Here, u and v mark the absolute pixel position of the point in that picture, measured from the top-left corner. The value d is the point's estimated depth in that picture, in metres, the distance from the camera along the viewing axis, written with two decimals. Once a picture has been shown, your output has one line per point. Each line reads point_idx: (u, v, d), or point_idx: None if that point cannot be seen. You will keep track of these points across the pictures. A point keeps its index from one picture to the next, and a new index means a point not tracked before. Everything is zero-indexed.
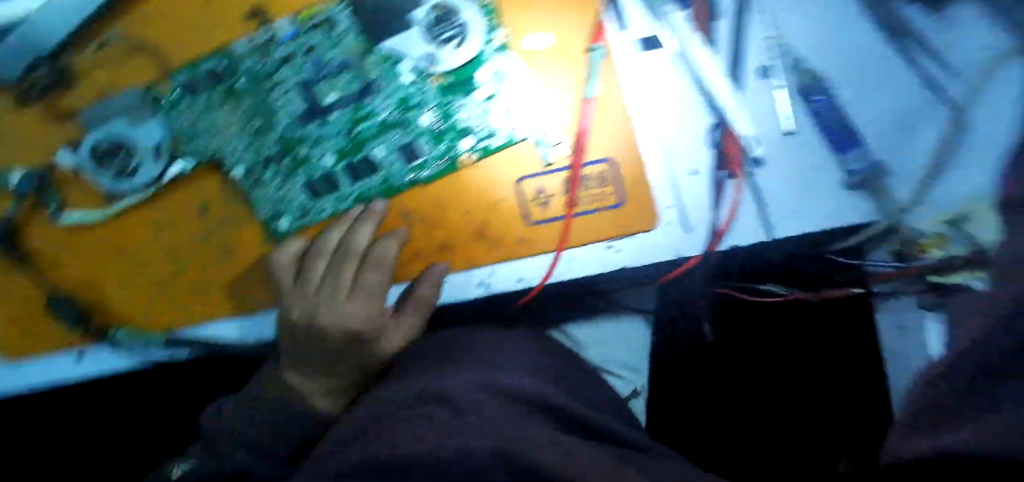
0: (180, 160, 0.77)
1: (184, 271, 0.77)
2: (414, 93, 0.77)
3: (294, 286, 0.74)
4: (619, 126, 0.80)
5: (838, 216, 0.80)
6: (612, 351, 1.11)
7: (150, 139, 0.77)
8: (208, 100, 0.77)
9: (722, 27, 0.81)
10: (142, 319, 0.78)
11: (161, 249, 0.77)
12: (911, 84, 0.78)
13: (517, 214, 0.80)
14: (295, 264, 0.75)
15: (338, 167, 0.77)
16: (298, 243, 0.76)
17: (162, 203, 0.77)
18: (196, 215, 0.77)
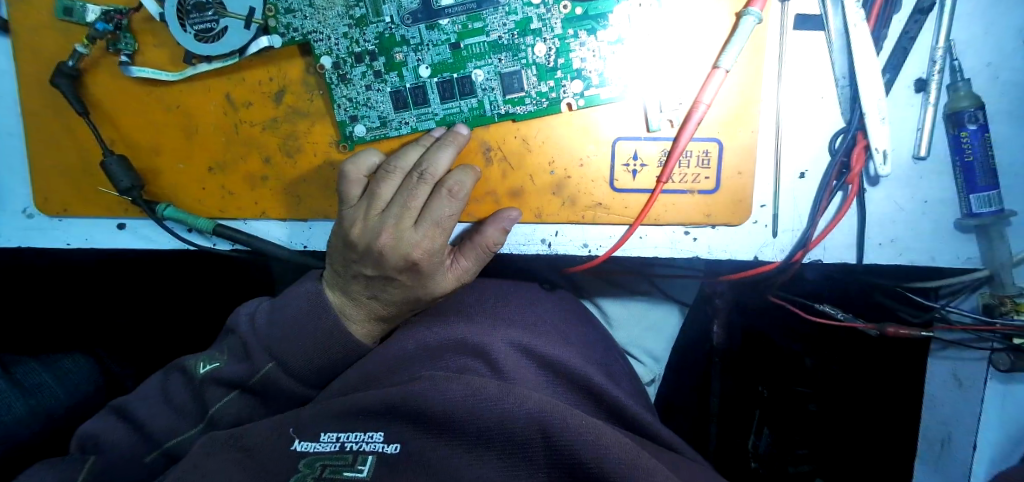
0: (268, 35, 0.69)
1: (245, 158, 0.72)
2: (536, 18, 0.67)
3: (360, 200, 0.66)
4: (739, 106, 0.73)
5: (939, 260, 0.75)
6: (640, 337, 0.98)
7: (241, 2, 0.68)
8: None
9: (895, 23, 0.70)
10: (192, 199, 0.74)
11: (227, 129, 0.72)
12: None
13: (602, 176, 0.73)
14: (365, 179, 0.67)
15: (430, 81, 0.68)
16: (373, 157, 0.68)
17: (238, 78, 0.71)
18: (269, 101, 0.71)
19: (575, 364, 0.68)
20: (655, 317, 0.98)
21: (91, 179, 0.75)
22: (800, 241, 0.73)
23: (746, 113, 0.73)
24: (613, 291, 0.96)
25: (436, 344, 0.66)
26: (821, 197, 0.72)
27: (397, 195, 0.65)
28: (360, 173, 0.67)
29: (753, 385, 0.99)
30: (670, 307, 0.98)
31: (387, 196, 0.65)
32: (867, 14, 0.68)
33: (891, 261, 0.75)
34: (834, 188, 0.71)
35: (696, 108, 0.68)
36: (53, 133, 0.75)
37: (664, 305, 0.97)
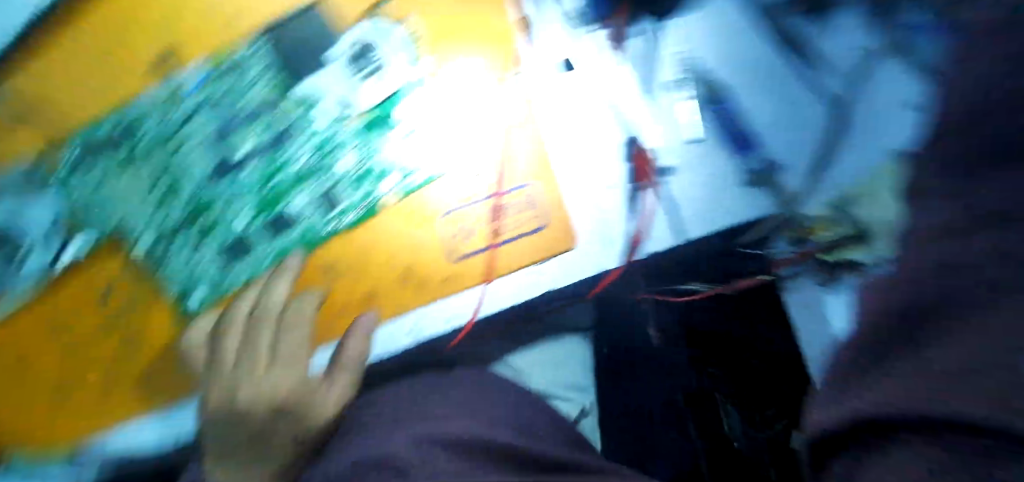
0: (77, 239, 0.72)
1: (88, 365, 0.73)
2: (332, 137, 0.75)
3: (208, 369, 0.71)
4: (534, 150, 0.82)
5: (747, 213, 0.84)
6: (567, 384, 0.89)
7: (41, 219, 0.72)
8: (103, 169, 0.72)
9: (636, 45, 0.84)
10: (42, 434, 0.73)
11: (59, 348, 0.73)
12: (807, 90, 0.84)
13: (440, 253, 0.80)
14: (208, 344, 0.72)
15: (253, 227, 0.73)
16: (210, 322, 0.73)
17: (57, 296, 0.72)
18: (96, 302, 0.72)
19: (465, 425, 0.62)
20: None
21: None
22: (628, 241, 0.84)
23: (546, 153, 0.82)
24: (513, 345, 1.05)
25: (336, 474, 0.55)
26: (631, 202, 0.83)
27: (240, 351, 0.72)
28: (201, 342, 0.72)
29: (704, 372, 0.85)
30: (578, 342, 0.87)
31: (231, 355, 0.71)
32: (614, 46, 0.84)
33: (708, 232, 0.84)
34: (636, 191, 0.83)
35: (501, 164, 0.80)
36: None
37: None
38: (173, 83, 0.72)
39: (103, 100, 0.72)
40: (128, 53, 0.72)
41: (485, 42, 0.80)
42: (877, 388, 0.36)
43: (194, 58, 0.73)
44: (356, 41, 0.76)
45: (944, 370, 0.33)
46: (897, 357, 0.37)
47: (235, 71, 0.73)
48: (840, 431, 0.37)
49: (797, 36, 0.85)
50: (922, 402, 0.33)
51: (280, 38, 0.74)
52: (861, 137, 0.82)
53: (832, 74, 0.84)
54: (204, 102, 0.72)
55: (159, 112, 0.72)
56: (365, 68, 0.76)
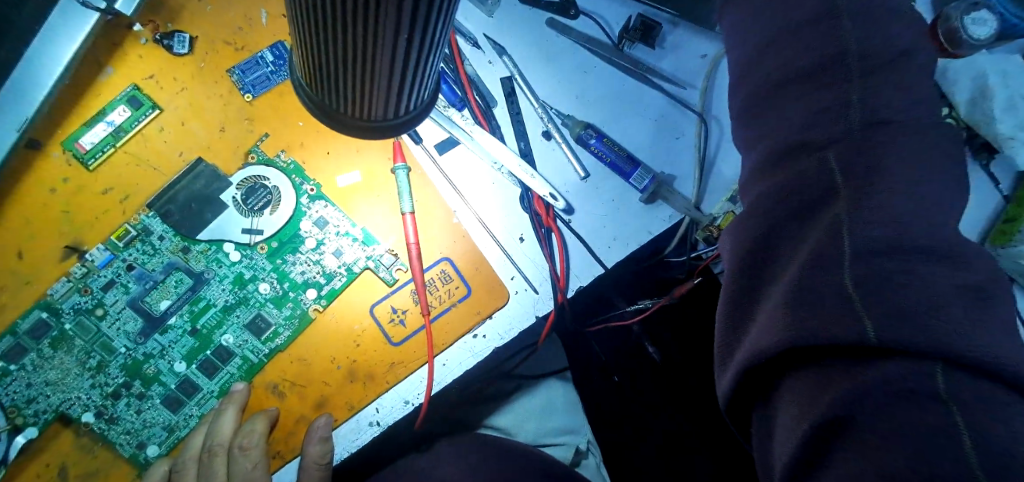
0: (23, 429, 0.75)
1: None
2: (246, 268, 0.82)
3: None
4: (445, 226, 0.89)
5: (655, 229, 0.92)
6: (546, 426, 1.00)
7: None
8: (35, 358, 0.76)
9: (499, 111, 0.94)
10: None
11: None
12: (666, 103, 0.94)
13: (380, 341, 0.84)
14: None
15: (191, 369, 0.78)
16: (163, 467, 0.74)
17: None
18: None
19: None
20: (543, 398, 1.01)
21: None
22: (552, 283, 0.89)
23: (448, 227, 0.89)
24: (493, 406, 1.01)
25: None
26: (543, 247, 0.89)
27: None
28: None
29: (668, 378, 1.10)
30: (550, 380, 1.02)
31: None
32: (475, 118, 0.92)
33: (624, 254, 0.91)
34: (544, 234, 0.89)
35: (411, 247, 0.85)
36: None
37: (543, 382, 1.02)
38: (85, 264, 0.79)
39: (28, 294, 0.78)
40: (42, 248, 0.80)
41: (358, 147, 0.87)
42: (751, 337, 0.52)
43: (102, 237, 0.81)
44: (243, 180, 0.83)
45: (750, 323, 0.56)
46: (738, 318, 0.57)
47: (142, 237, 0.80)
48: (745, 379, 0.53)
49: (640, 60, 0.95)
50: (756, 348, 0.51)
51: (177, 196, 0.82)
52: (715, 138, 0.94)
53: (680, 86, 0.95)
54: (118, 274, 0.79)
55: (77, 293, 0.78)
56: (255, 205, 0.83)
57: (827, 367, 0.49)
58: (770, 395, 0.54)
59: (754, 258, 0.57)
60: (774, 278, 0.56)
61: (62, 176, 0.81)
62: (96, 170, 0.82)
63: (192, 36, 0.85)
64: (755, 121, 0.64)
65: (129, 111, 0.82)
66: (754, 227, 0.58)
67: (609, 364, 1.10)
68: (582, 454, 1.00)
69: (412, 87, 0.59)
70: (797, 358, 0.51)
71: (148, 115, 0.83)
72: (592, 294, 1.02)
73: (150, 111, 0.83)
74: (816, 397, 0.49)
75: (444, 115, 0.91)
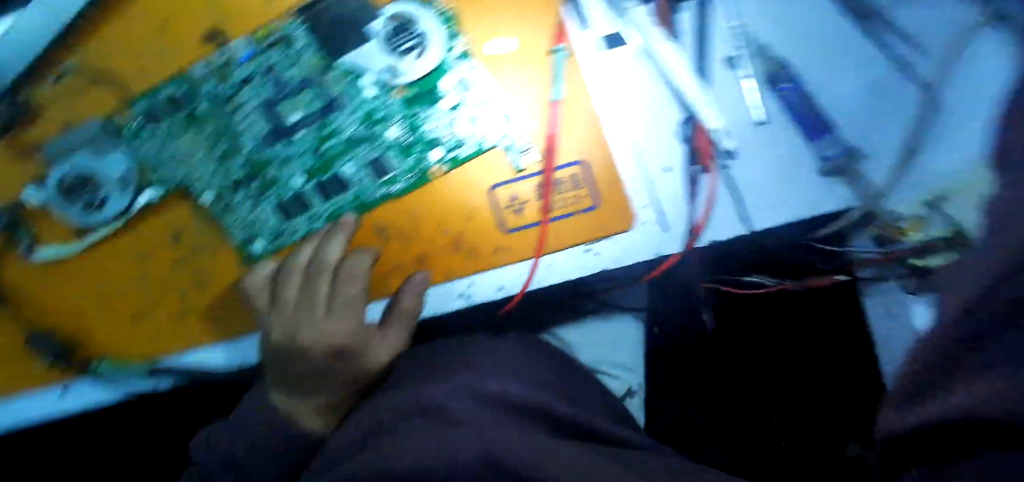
0: (147, 189, 0.76)
1: (159, 304, 0.76)
2: (379, 107, 0.76)
3: (269, 307, 0.73)
4: (587, 131, 0.79)
5: (822, 208, 0.78)
6: (607, 354, 1.06)
7: (115, 169, 0.76)
8: (171, 127, 0.77)
9: (684, 19, 0.79)
10: (120, 352, 0.76)
11: (137, 282, 0.76)
12: (881, 65, 0.74)
13: (492, 223, 0.80)
14: (268, 286, 0.73)
15: (308, 187, 0.76)
16: (270, 266, 0.75)
17: (130, 236, 0.76)
18: (168, 245, 0.76)
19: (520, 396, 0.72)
20: (613, 330, 1.06)
21: (20, 362, 0.77)
22: (687, 227, 0.80)
23: (592, 131, 0.79)
24: (567, 318, 1.05)
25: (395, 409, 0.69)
26: (690, 186, 0.79)
27: (302, 293, 0.72)
28: (261, 284, 0.73)
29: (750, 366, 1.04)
30: (623, 316, 1.06)
31: (293, 296, 0.72)
32: (655, 21, 0.78)
33: (779, 222, 0.79)
34: (694, 173, 0.78)
35: (553, 138, 0.77)
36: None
37: (616, 315, 1.05)
38: (226, 53, 0.76)
39: (171, 64, 0.77)
40: (186, 23, 0.77)
41: (521, 15, 0.78)
42: (952, 396, 0.42)
43: (245, 30, 0.77)
44: (393, 16, 0.76)
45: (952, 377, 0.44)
46: (911, 394, 0.48)
47: (283, 44, 0.76)
48: (924, 431, 0.45)
49: (875, 5, 0.76)
50: (958, 403, 0.41)
51: (321, 14, 0.76)
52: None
53: (908, 43, 0.72)
54: (256, 72, 0.76)
55: (214, 79, 0.76)
56: (399, 46, 0.76)
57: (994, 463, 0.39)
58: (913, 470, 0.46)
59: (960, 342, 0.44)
60: (957, 382, 0.43)
61: None
62: None
63: None
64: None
65: None
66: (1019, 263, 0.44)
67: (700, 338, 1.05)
68: (633, 394, 1.06)
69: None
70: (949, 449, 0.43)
71: None
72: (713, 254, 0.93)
73: None
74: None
75: (622, 11, 0.78)
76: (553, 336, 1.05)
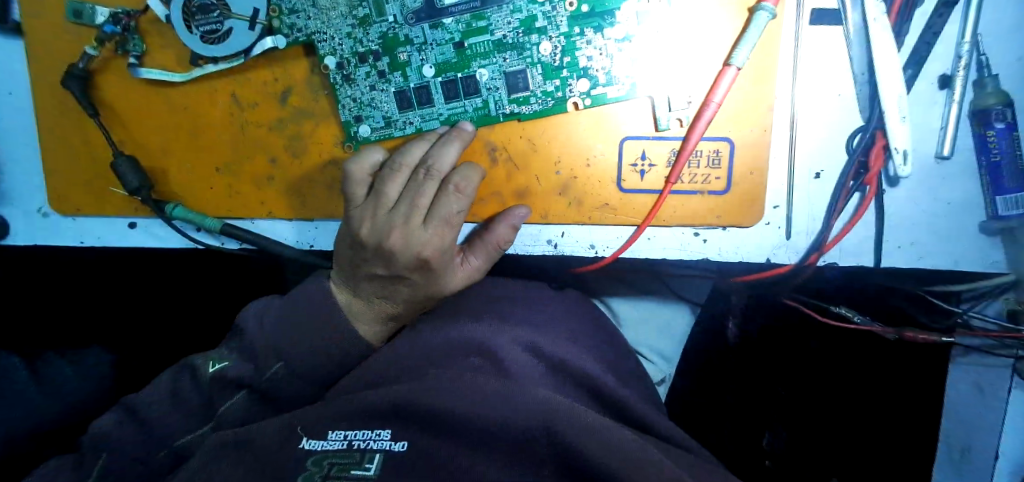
0: (274, 35, 0.68)
1: (250, 159, 0.72)
2: (541, 15, 0.66)
3: (367, 200, 0.66)
4: (753, 109, 0.70)
5: (963, 265, 0.71)
6: (650, 337, 0.97)
7: (246, 3, 0.67)
8: None
9: (919, 15, 0.67)
10: (198, 198, 0.74)
11: (233, 131, 0.71)
12: None
13: (609, 177, 0.72)
14: (370, 178, 0.67)
15: (435, 81, 0.68)
16: (376, 155, 0.68)
17: (238, 79, 0.70)
18: (273, 101, 0.70)
19: (585, 363, 0.69)
20: (665, 315, 0.96)
21: (102, 179, 0.75)
22: (815, 243, 0.71)
23: (759, 113, 0.70)
24: (623, 290, 0.96)
25: (463, 346, 0.65)
26: (837, 200, 0.70)
27: (404, 195, 0.65)
28: (364, 173, 0.66)
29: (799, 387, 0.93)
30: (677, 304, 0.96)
31: (394, 195, 0.65)
32: (888, 8, 0.65)
33: (911, 265, 0.72)
34: (850, 189, 0.69)
35: (707, 106, 0.66)
36: (70, 152, 0.75)
37: (671, 301, 0.95)
38: None
39: None
40: None
41: None
42: None
43: None
44: None
45: None
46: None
47: None
48: None
49: None
50: None
51: None
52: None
53: None
54: None
55: None
56: None
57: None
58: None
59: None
60: None
61: None
62: None
63: None
64: None
65: None
66: None
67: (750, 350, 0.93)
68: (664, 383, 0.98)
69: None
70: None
71: None
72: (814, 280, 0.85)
73: None
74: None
75: None
76: (602, 304, 0.97)
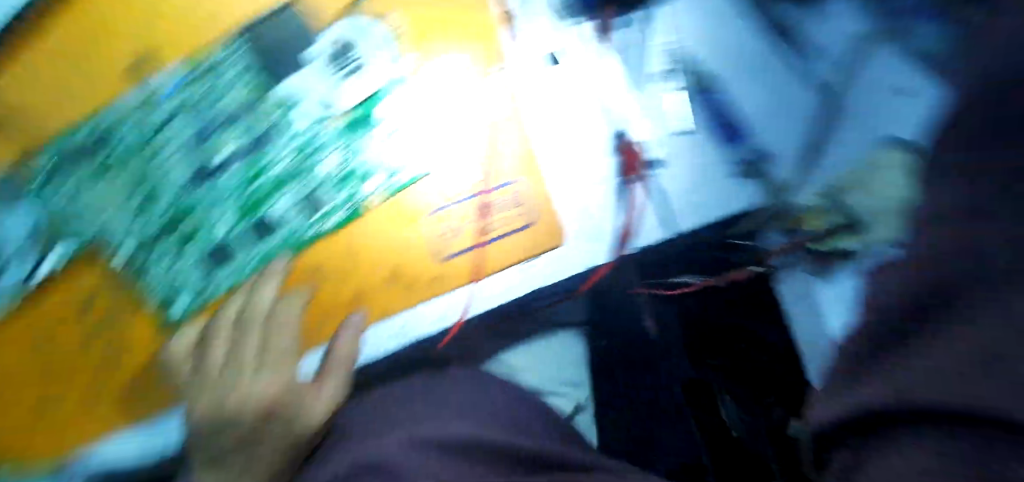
0: (55, 248, 0.70)
1: (68, 386, 0.71)
2: (312, 139, 0.74)
3: (194, 378, 0.71)
4: (520, 149, 0.80)
5: (734, 205, 0.83)
6: (552, 376, 0.87)
7: (19, 229, 0.70)
8: (80, 175, 0.71)
9: (626, 36, 0.83)
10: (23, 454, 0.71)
11: (40, 365, 0.71)
12: (799, 79, 0.82)
13: (428, 253, 0.78)
14: (191, 354, 0.71)
15: (236, 231, 0.73)
16: (194, 331, 0.72)
17: (30, 311, 0.70)
18: (73, 320, 0.71)
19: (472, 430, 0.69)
20: (560, 350, 0.88)
21: None
22: (618, 234, 0.82)
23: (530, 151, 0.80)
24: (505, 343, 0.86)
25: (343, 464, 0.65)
26: (620, 194, 0.82)
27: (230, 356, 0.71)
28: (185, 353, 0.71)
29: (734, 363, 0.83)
30: (564, 335, 0.87)
31: (220, 362, 0.71)
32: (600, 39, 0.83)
33: (699, 223, 0.83)
34: (622, 184, 0.82)
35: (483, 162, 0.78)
36: None
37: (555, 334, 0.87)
38: (148, 87, 0.71)
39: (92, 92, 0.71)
40: (103, 54, 0.71)
41: (466, 32, 0.79)
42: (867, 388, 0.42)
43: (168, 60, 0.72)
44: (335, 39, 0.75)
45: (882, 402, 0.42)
46: (862, 379, 0.43)
47: (212, 74, 0.72)
48: (857, 419, 0.42)
49: (791, 31, 0.83)
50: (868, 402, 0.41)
51: (262, 36, 0.73)
52: (869, 120, 0.79)
53: (817, 59, 0.82)
54: (177, 110, 0.72)
55: (135, 113, 0.71)
56: (342, 68, 0.75)
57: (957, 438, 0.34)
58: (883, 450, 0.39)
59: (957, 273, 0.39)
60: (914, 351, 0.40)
61: None
62: None
63: None
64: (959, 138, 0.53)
65: None
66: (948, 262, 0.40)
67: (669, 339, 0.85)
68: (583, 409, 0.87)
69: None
70: (875, 428, 0.40)
71: None
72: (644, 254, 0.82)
73: None
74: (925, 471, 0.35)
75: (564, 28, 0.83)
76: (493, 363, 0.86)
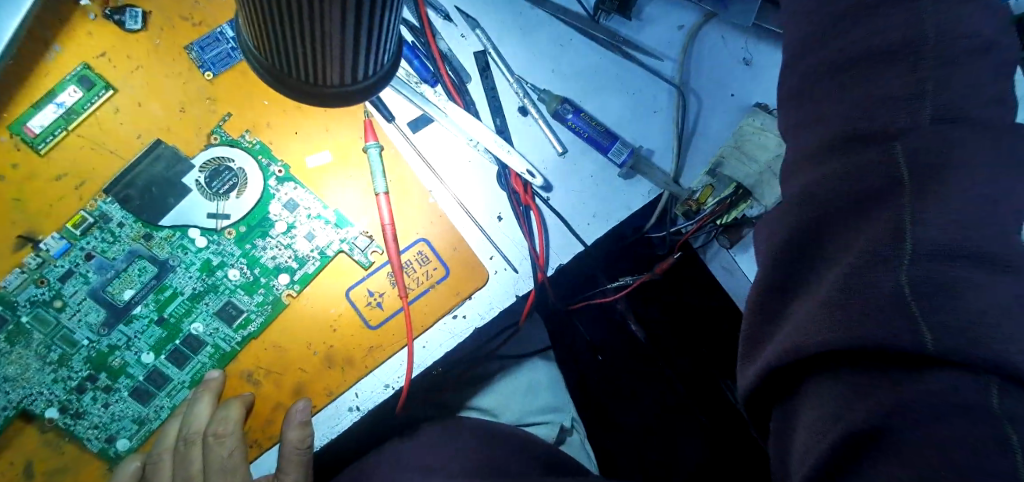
0: None
1: None
2: (214, 254, 0.79)
3: None
4: (419, 209, 0.84)
5: (635, 205, 0.86)
6: (529, 405, 0.97)
7: None
8: None
9: (473, 88, 0.87)
10: None
11: None
12: (646, 78, 0.88)
13: (356, 328, 0.80)
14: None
15: (160, 360, 0.77)
16: (135, 461, 0.74)
17: None
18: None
19: None
20: (531, 376, 0.99)
21: None
22: (532, 262, 0.83)
23: (425, 207, 0.84)
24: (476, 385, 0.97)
25: None
26: (523, 225, 0.83)
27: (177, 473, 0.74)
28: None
29: (711, 338, 1.07)
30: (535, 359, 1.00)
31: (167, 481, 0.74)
32: (449, 96, 0.85)
33: (606, 228, 0.86)
34: (523, 212, 0.83)
35: (387, 229, 0.80)
36: None
37: (527, 361, 0.99)
38: (40, 253, 0.77)
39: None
40: None
41: (328, 120, 0.83)
42: (791, 326, 0.49)
43: (59, 223, 0.78)
44: (209, 160, 0.80)
45: (783, 322, 0.52)
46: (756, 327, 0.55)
47: (101, 223, 0.78)
48: (770, 377, 0.51)
49: (626, 38, 0.89)
50: (785, 346, 0.48)
51: (137, 178, 0.78)
52: (725, 98, 0.88)
53: (658, 58, 0.89)
54: (76, 263, 0.77)
55: (32, 284, 0.76)
56: (220, 189, 0.80)
57: (848, 373, 0.46)
58: (789, 398, 0.52)
59: (819, 219, 0.51)
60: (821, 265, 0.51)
61: (13, 158, 0.78)
62: (48, 154, 0.78)
63: (145, 11, 0.81)
64: (783, 106, 0.59)
65: (81, 91, 0.78)
66: (803, 217, 0.52)
67: (656, 336, 1.09)
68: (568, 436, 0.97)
69: (375, 43, 0.45)
70: (789, 374, 0.51)
71: (101, 95, 0.79)
72: (577, 272, 0.99)
73: (103, 91, 0.79)
74: (856, 398, 0.45)
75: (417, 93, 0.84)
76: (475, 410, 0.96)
